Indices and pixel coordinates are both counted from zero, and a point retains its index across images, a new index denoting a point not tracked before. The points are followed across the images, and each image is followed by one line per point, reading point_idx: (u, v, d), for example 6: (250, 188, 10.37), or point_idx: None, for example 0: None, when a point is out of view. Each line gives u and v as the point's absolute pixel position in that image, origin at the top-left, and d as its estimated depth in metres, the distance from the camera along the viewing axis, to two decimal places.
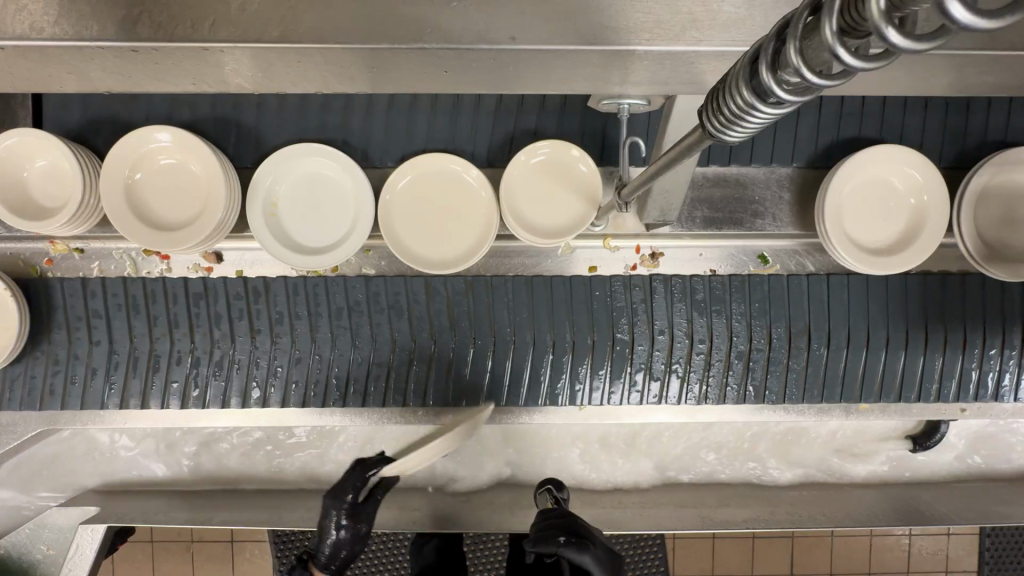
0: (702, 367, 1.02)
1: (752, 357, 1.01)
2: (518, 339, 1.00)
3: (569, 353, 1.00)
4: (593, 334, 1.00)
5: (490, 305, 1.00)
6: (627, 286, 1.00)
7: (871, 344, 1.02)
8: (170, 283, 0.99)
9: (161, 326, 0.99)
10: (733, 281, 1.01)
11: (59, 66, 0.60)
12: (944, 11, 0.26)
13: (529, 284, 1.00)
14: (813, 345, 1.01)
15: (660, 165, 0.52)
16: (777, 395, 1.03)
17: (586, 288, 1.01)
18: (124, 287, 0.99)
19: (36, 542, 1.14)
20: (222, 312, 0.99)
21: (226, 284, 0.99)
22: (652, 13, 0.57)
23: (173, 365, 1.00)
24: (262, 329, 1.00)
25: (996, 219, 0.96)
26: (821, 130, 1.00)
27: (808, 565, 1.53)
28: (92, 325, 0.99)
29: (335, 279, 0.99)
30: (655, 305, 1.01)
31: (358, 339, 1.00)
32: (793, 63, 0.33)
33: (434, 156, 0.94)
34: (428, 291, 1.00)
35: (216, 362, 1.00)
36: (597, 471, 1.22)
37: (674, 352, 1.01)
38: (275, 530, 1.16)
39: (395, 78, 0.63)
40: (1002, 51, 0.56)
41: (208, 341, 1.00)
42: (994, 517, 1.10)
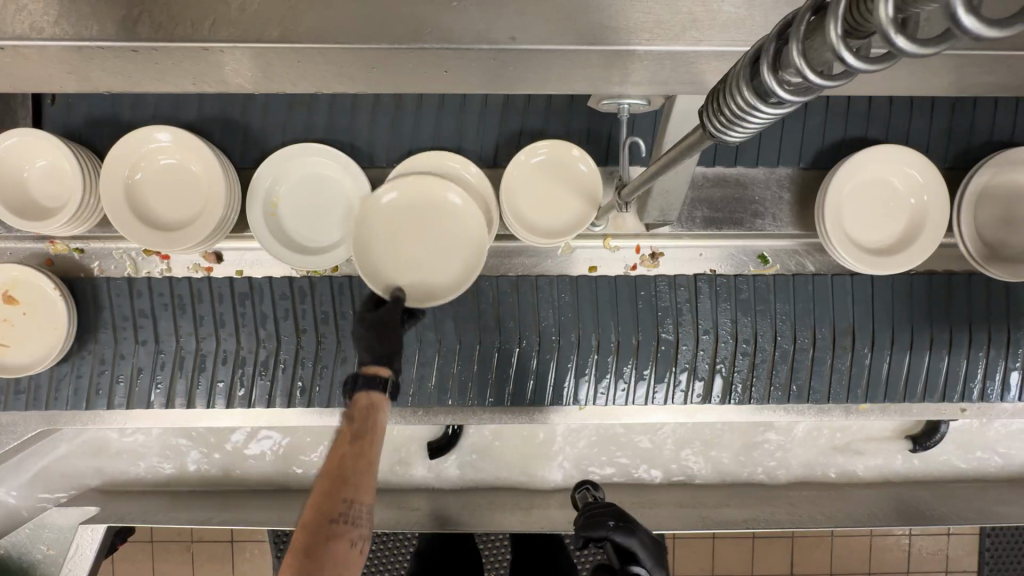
0: (748, 369, 1.02)
1: (798, 357, 1.02)
2: (563, 339, 1.00)
3: (613, 354, 1.00)
4: (638, 335, 1.00)
5: (536, 305, 1.00)
6: (672, 286, 1.01)
7: (915, 344, 1.02)
8: (216, 283, 0.99)
9: (207, 326, 0.99)
10: (778, 280, 1.01)
11: (59, 66, 0.60)
12: (952, 21, 0.26)
13: (573, 284, 1.00)
14: (857, 345, 1.01)
15: (660, 164, 0.52)
16: (823, 395, 1.03)
17: (631, 288, 1.01)
18: (170, 287, 0.99)
19: (36, 542, 1.14)
20: (268, 312, 0.99)
21: (272, 284, 0.99)
22: (652, 13, 0.57)
23: (221, 364, 1.00)
24: (307, 328, 1.00)
25: (995, 219, 0.96)
26: (820, 131, 1.00)
27: (808, 565, 1.54)
28: (138, 325, 0.99)
29: None
30: (700, 305, 1.01)
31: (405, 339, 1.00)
32: (795, 64, 0.33)
33: (433, 154, 0.94)
34: (474, 291, 1.00)
35: (263, 362, 1.00)
36: (598, 471, 1.22)
37: (719, 352, 1.01)
38: (275, 530, 1.16)
39: (395, 78, 0.63)
40: (1003, 51, 0.56)
41: (254, 340, 1.00)
42: (994, 517, 1.10)
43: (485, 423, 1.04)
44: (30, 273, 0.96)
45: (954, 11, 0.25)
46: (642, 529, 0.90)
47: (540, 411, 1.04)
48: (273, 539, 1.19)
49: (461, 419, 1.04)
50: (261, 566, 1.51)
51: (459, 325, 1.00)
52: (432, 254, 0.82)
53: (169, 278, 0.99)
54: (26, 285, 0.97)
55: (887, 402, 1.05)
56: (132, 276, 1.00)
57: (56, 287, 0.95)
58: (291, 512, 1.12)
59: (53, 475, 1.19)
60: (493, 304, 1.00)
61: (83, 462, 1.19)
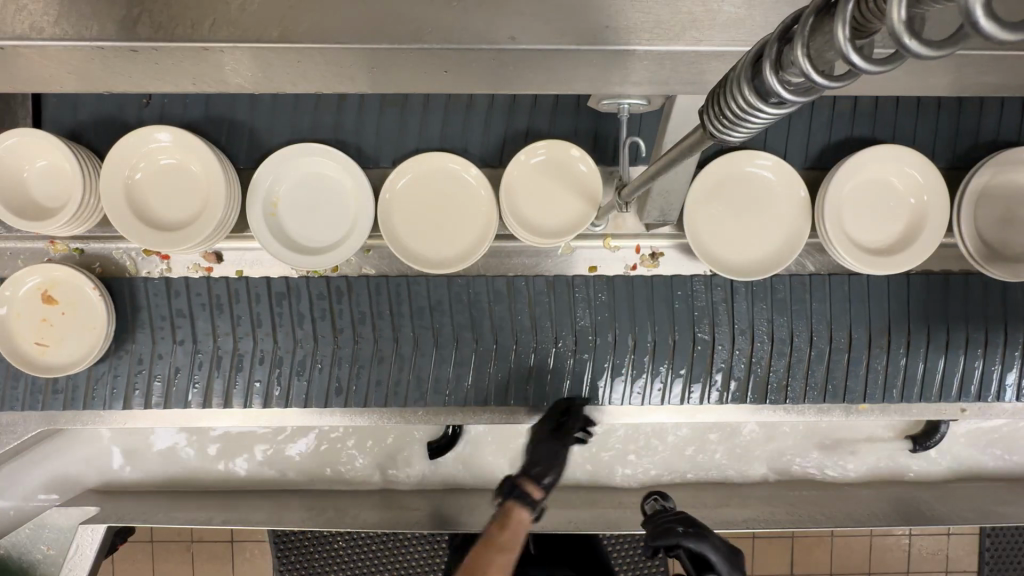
0: (783, 372, 1.02)
1: (833, 358, 1.02)
2: (600, 339, 1.01)
3: (649, 353, 1.01)
4: (674, 334, 1.01)
5: (572, 304, 1.00)
6: (708, 285, 1.01)
7: (950, 344, 1.02)
8: (253, 283, 0.99)
9: (245, 326, 1.00)
10: (813, 280, 1.01)
11: (59, 66, 0.60)
12: (969, 20, 0.25)
13: (609, 284, 1.00)
14: (892, 346, 1.02)
15: (660, 164, 0.52)
16: (858, 395, 1.04)
17: (667, 288, 1.01)
18: (208, 287, 0.99)
19: (36, 542, 1.14)
20: (305, 312, 1.00)
21: (309, 283, 0.99)
22: (652, 13, 0.57)
23: (258, 364, 1.01)
24: (344, 328, 1.00)
25: (996, 219, 0.96)
26: (819, 131, 1.00)
27: (808, 565, 1.54)
28: (176, 324, 1.00)
29: (417, 278, 0.99)
30: (736, 305, 1.01)
31: (441, 339, 1.00)
32: (800, 65, 0.33)
33: (434, 155, 0.94)
34: (509, 291, 1.00)
35: (300, 361, 1.01)
36: (599, 472, 1.22)
37: (754, 353, 1.02)
38: (275, 530, 1.16)
39: (395, 77, 0.63)
40: (1003, 51, 0.56)
41: (292, 340, 1.00)
42: (994, 518, 1.10)
43: (484, 423, 1.04)
44: (70, 272, 0.96)
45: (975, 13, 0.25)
46: (711, 534, 0.89)
47: (542, 411, 1.04)
48: (273, 539, 1.19)
49: (461, 419, 1.04)
50: (261, 566, 1.51)
51: (495, 325, 1.00)
52: (754, 230, 0.95)
53: (207, 278, 0.99)
54: (64, 285, 0.97)
55: (889, 402, 1.05)
56: (138, 277, 1.00)
57: (96, 287, 0.96)
58: (291, 512, 1.12)
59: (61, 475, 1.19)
60: (529, 304, 1.00)
61: (90, 463, 1.19)
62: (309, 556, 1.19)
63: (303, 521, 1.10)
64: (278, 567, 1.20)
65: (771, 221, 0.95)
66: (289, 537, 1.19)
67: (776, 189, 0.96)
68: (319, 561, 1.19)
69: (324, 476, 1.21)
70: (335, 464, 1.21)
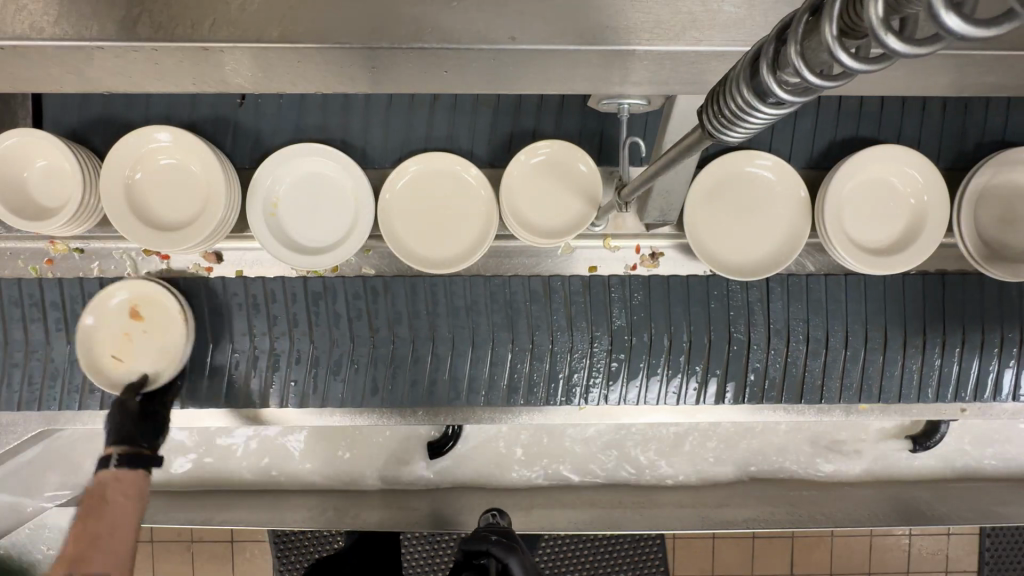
0: (819, 372, 1.02)
1: (869, 357, 1.02)
2: (636, 339, 1.00)
3: (685, 353, 1.00)
4: (710, 333, 1.00)
5: (609, 303, 1.00)
6: (745, 286, 1.00)
7: (985, 344, 1.02)
8: (290, 283, 0.99)
9: (281, 326, 0.99)
10: (850, 280, 1.01)
11: (60, 66, 0.60)
12: (936, 20, 0.25)
13: (646, 284, 1.00)
14: (929, 346, 1.02)
15: (660, 164, 0.52)
16: (892, 396, 1.04)
17: (703, 287, 1.01)
18: (244, 287, 0.98)
19: None
20: (342, 312, 0.99)
21: (345, 283, 0.99)
22: (652, 13, 0.57)
23: (293, 364, 0.99)
24: (380, 327, 0.99)
25: (995, 219, 0.96)
26: (818, 132, 1.00)
27: (808, 565, 1.54)
28: (212, 325, 0.99)
29: (455, 278, 0.99)
30: (772, 305, 1.01)
31: (478, 339, 0.99)
32: (794, 64, 0.33)
33: (435, 155, 0.95)
34: (546, 291, 1.00)
35: (336, 361, 1.00)
36: (598, 472, 1.22)
37: (791, 353, 1.01)
38: (275, 530, 1.16)
39: (396, 77, 0.63)
40: (1002, 51, 0.56)
41: (328, 340, 0.99)
42: (994, 517, 1.09)
43: (484, 423, 1.04)
44: (170, 298, 0.94)
45: (939, 12, 0.25)
46: (522, 550, 0.94)
47: (541, 410, 1.05)
48: (273, 539, 1.19)
49: (461, 418, 1.04)
50: (261, 566, 1.51)
51: (532, 325, 1.00)
52: (756, 229, 0.95)
53: (244, 279, 0.99)
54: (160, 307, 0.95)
55: (890, 402, 1.05)
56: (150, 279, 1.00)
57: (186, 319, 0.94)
58: (290, 512, 1.12)
59: (65, 475, 1.19)
60: (565, 304, 1.00)
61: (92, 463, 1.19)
62: (309, 556, 1.19)
63: (303, 521, 1.10)
64: (278, 567, 1.19)
65: (770, 221, 0.95)
66: (289, 537, 1.19)
67: (776, 189, 0.96)
68: None
69: (322, 476, 1.21)
70: (334, 464, 1.21)
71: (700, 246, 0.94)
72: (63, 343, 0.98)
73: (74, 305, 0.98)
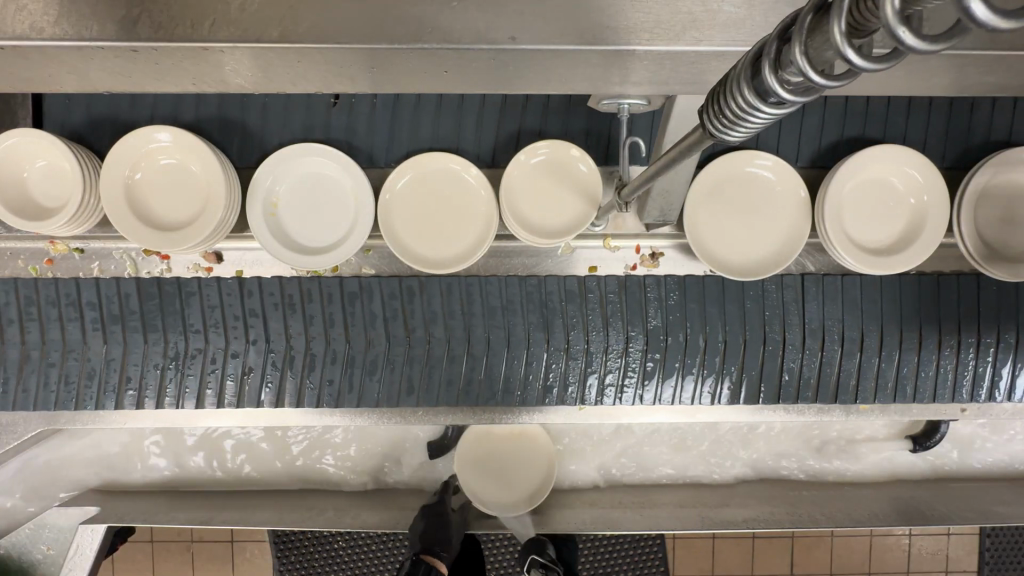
0: (854, 372, 1.02)
1: (903, 357, 1.02)
2: (671, 339, 1.00)
3: (720, 353, 1.01)
4: (745, 333, 1.00)
5: (644, 304, 1.00)
6: (779, 286, 1.01)
7: (1017, 345, 1.02)
8: (326, 284, 0.99)
9: (317, 326, 0.99)
10: (884, 281, 1.01)
11: (59, 66, 0.60)
12: (961, 9, 0.25)
13: (681, 284, 1.00)
14: (962, 346, 1.02)
15: (660, 164, 0.52)
16: (926, 395, 1.04)
17: (738, 287, 1.00)
18: (280, 287, 0.99)
19: (36, 542, 1.13)
20: (377, 312, 0.99)
21: (381, 284, 0.99)
22: (653, 13, 0.57)
23: (328, 364, 1.00)
24: (415, 327, 0.99)
25: (995, 219, 0.96)
26: (817, 132, 1.00)
27: (808, 565, 1.54)
28: (248, 324, 0.99)
29: (490, 278, 0.99)
30: (807, 305, 1.01)
31: (514, 340, 0.99)
32: (798, 63, 0.32)
33: (435, 156, 0.94)
34: (581, 292, 1.00)
35: (371, 361, 1.00)
36: (600, 472, 1.22)
37: (825, 353, 1.01)
38: (275, 530, 1.16)
39: (397, 77, 0.63)
40: (1003, 51, 0.56)
41: (364, 340, 0.99)
42: (994, 517, 1.09)
43: (485, 423, 1.04)
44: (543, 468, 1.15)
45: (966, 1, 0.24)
46: None
47: (541, 411, 1.04)
48: (273, 539, 1.19)
49: (461, 419, 1.03)
50: (261, 566, 1.51)
51: (567, 324, 0.99)
52: (755, 228, 0.95)
53: (279, 278, 0.99)
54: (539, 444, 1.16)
55: (890, 402, 1.05)
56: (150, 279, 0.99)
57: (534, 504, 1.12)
58: (290, 512, 1.12)
59: (66, 474, 1.19)
60: (601, 304, 1.00)
61: (94, 461, 1.19)
62: (309, 556, 1.19)
63: (303, 520, 1.10)
64: (278, 567, 1.19)
65: (771, 220, 0.95)
66: (289, 537, 1.19)
67: (776, 189, 0.96)
68: (320, 560, 1.19)
69: (322, 476, 1.21)
70: (333, 464, 1.21)
71: (699, 245, 0.94)
72: (100, 343, 0.98)
73: (111, 306, 0.98)
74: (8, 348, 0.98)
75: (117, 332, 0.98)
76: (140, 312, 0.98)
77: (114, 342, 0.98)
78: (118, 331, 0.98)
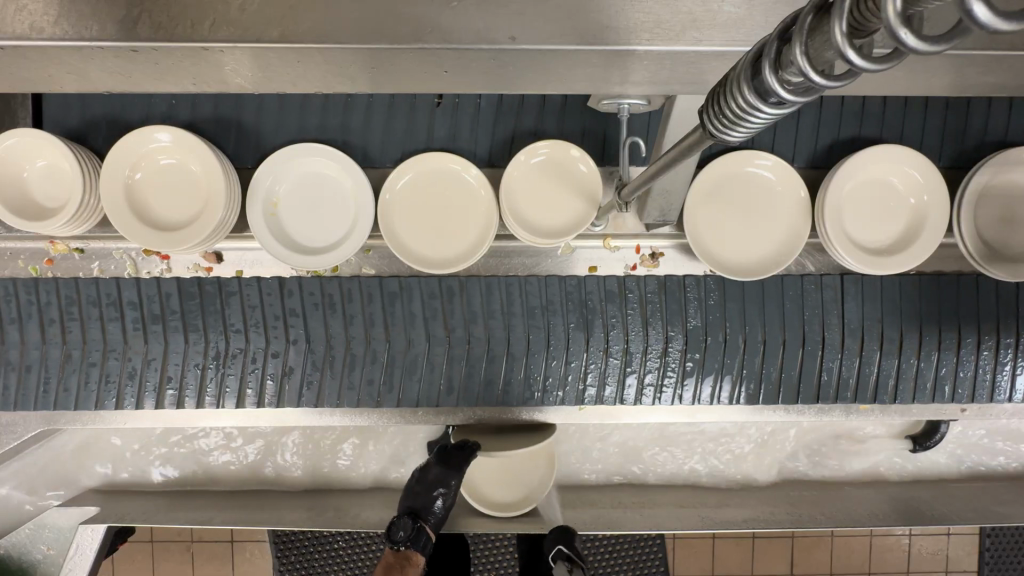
0: (892, 373, 1.02)
1: (942, 357, 1.02)
2: (711, 339, 1.00)
3: (760, 353, 1.01)
4: (784, 333, 1.00)
5: (684, 304, 1.00)
6: (819, 286, 1.01)
7: None
8: (366, 283, 0.99)
9: (357, 326, 0.99)
10: (923, 281, 1.01)
11: (59, 66, 0.60)
12: (965, 12, 0.25)
13: (721, 284, 1.00)
14: (1001, 346, 1.02)
15: (660, 164, 0.52)
16: (964, 396, 1.04)
17: (777, 287, 1.01)
18: (321, 287, 0.99)
19: (36, 542, 1.13)
20: (418, 312, 0.99)
21: (421, 284, 0.99)
22: (653, 13, 0.57)
23: (368, 364, 0.99)
24: (456, 327, 0.99)
25: (995, 219, 0.96)
26: (816, 132, 1.00)
27: (808, 564, 1.54)
28: (289, 324, 0.99)
29: (531, 278, 0.99)
30: (846, 306, 1.01)
31: (553, 340, 0.99)
32: (798, 63, 0.32)
33: (435, 156, 0.94)
34: (621, 291, 1.00)
35: (410, 362, 0.99)
36: (599, 472, 1.22)
37: (865, 354, 1.01)
38: (275, 530, 1.16)
39: (397, 77, 0.63)
40: (1003, 50, 0.56)
41: (404, 340, 0.99)
42: (994, 517, 1.09)
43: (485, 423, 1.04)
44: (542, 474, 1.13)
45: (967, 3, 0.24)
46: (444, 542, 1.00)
47: (541, 410, 1.05)
48: (273, 539, 1.19)
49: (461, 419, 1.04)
50: (261, 567, 1.51)
51: (607, 324, 0.99)
52: (754, 229, 0.95)
53: (320, 278, 0.99)
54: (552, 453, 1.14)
55: (890, 402, 1.05)
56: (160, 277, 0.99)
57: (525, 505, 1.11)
58: (289, 512, 1.12)
59: (65, 474, 1.19)
60: (640, 304, 1.00)
61: (96, 461, 1.19)
62: (309, 556, 1.19)
63: (303, 519, 1.10)
64: (278, 567, 1.19)
65: (771, 220, 0.95)
66: (289, 537, 1.19)
67: (776, 189, 0.96)
68: (319, 560, 1.19)
69: (321, 476, 1.21)
70: (333, 464, 1.21)
71: (699, 245, 0.94)
72: (140, 343, 0.98)
73: (151, 305, 0.98)
74: (8, 348, 0.98)
75: (158, 331, 0.98)
76: (180, 312, 0.98)
77: (154, 342, 0.98)
78: (159, 331, 0.98)
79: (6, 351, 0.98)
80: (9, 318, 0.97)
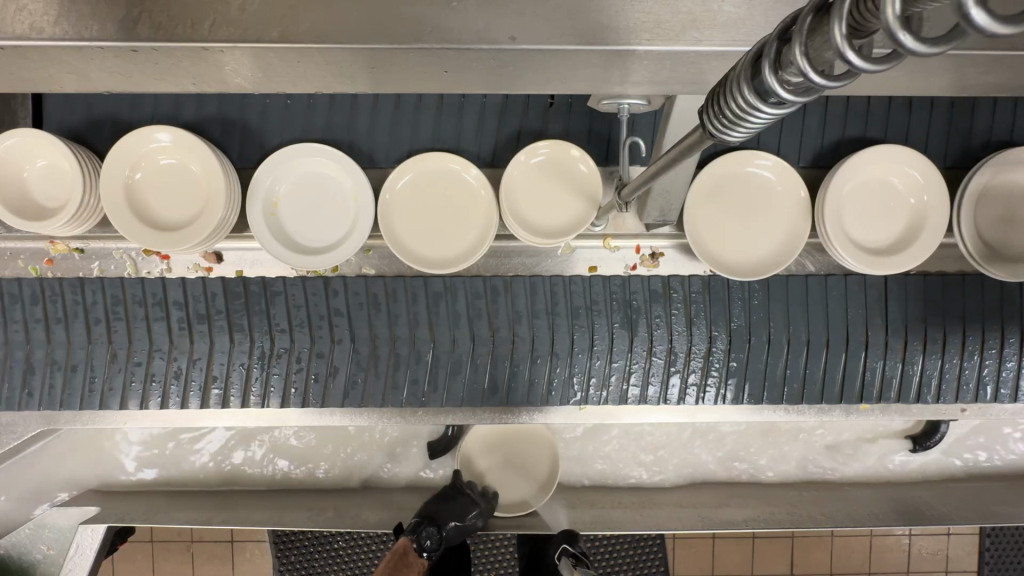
0: (935, 373, 1.03)
1: (985, 357, 1.02)
2: (754, 339, 1.00)
3: (805, 352, 1.01)
4: (828, 332, 1.00)
5: (728, 303, 1.00)
6: (863, 285, 1.01)
7: None
8: (411, 283, 0.99)
9: (402, 325, 0.99)
10: (967, 281, 1.01)
11: (59, 66, 0.60)
12: (962, 16, 0.25)
13: (765, 284, 1.00)
14: None
15: (661, 164, 0.52)
16: (1007, 396, 1.03)
17: (821, 287, 1.01)
18: (365, 286, 0.99)
19: (36, 542, 1.13)
20: (462, 312, 0.99)
21: (466, 284, 0.99)
22: (653, 13, 0.57)
23: (412, 364, 0.99)
24: (500, 326, 0.99)
25: (995, 219, 0.96)
26: (815, 132, 1.00)
27: (808, 564, 1.54)
28: (334, 323, 0.99)
29: (576, 278, 1.00)
30: (889, 306, 1.01)
31: (597, 340, 0.99)
32: (798, 63, 0.32)
33: (435, 156, 0.94)
34: (665, 291, 1.00)
35: (456, 361, 0.99)
36: (599, 474, 1.22)
37: (908, 354, 1.02)
38: (275, 530, 1.16)
39: (398, 77, 0.63)
40: (1003, 51, 0.56)
41: (450, 339, 0.99)
42: (994, 517, 1.09)
43: (484, 423, 1.04)
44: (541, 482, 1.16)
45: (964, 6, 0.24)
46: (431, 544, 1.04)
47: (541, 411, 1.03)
48: (273, 539, 1.19)
49: (462, 419, 1.03)
50: (261, 566, 1.51)
51: (651, 324, 0.99)
52: (754, 229, 0.95)
53: (365, 278, 0.99)
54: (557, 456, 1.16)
55: (890, 402, 1.04)
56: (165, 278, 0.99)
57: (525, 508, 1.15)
58: (289, 512, 1.12)
59: (65, 474, 1.19)
60: (684, 303, 1.00)
61: (96, 460, 1.19)
62: (309, 556, 1.19)
63: (302, 519, 1.10)
64: (278, 568, 1.19)
65: (771, 220, 0.95)
66: (289, 537, 1.19)
67: (776, 189, 0.96)
68: (320, 560, 1.19)
69: (321, 475, 1.21)
70: (332, 463, 1.21)
71: (699, 245, 0.94)
72: (186, 343, 0.98)
73: (197, 305, 0.98)
74: (8, 348, 0.98)
75: (203, 330, 0.98)
76: (225, 312, 0.98)
77: (199, 341, 0.98)
78: (204, 331, 0.98)
79: (17, 352, 0.98)
80: (56, 317, 0.98)
